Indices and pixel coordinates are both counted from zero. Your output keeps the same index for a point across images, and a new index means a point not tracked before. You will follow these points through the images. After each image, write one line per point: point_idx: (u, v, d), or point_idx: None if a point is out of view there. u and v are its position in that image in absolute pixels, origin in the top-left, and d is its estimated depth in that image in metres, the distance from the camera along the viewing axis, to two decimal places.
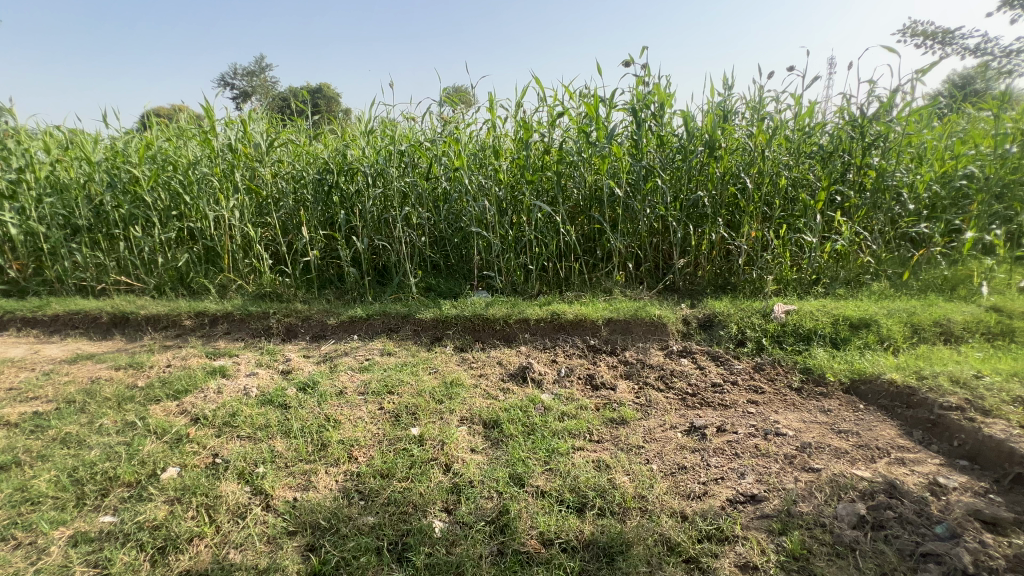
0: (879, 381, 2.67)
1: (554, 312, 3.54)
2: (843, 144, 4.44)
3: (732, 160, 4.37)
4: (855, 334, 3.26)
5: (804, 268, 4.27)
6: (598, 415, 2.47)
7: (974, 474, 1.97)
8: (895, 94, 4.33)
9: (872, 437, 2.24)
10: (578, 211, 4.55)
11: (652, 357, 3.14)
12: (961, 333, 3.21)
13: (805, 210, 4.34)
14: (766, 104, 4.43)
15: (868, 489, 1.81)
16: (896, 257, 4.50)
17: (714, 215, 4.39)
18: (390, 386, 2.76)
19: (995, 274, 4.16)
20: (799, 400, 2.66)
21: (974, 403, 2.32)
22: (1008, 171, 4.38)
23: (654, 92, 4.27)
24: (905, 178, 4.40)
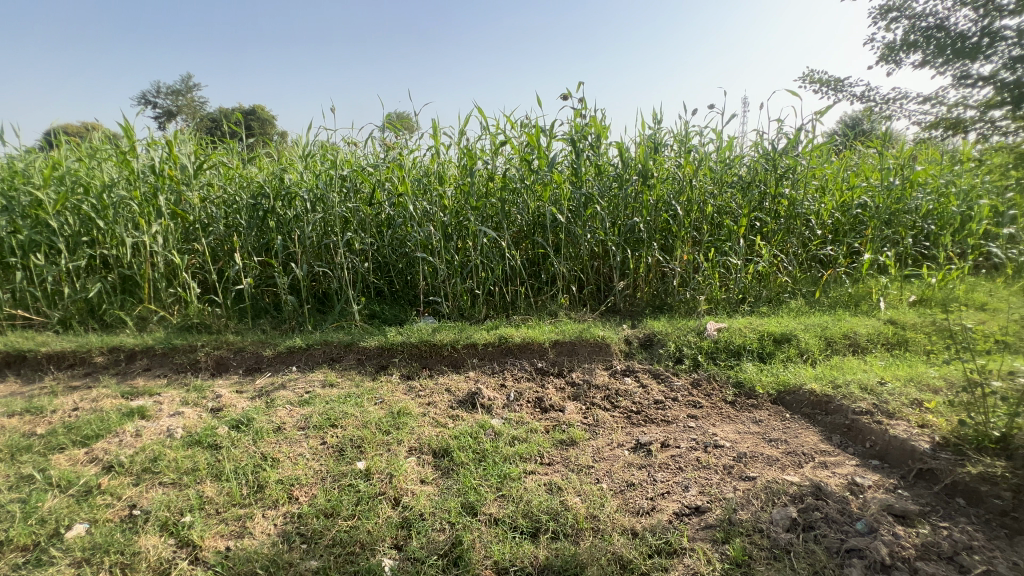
0: (801, 391, 2.90)
1: (502, 336, 3.56)
2: (759, 175, 4.88)
3: (664, 189, 4.69)
4: (779, 348, 3.54)
5: (731, 288, 4.60)
6: (548, 437, 2.49)
7: (885, 472, 2.18)
8: (800, 132, 4.86)
9: (799, 443, 2.43)
10: (521, 236, 4.66)
11: (598, 377, 3.22)
12: (866, 344, 3.58)
13: (729, 235, 4.70)
14: (691, 138, 4.81)
15: (798, 493, 1.95)
16: (809, 277, 4.98)
17: (649, 240, 4.65)
18: (333, 419, 2.63)
19: (890, 290, 4.68)
20: (733, 413, 2.83)
21: (880, 407, 2.58)
22: (893, 201, 5.02)
23: (591, 123, 4.51)
24: (812, 207, 4.91)
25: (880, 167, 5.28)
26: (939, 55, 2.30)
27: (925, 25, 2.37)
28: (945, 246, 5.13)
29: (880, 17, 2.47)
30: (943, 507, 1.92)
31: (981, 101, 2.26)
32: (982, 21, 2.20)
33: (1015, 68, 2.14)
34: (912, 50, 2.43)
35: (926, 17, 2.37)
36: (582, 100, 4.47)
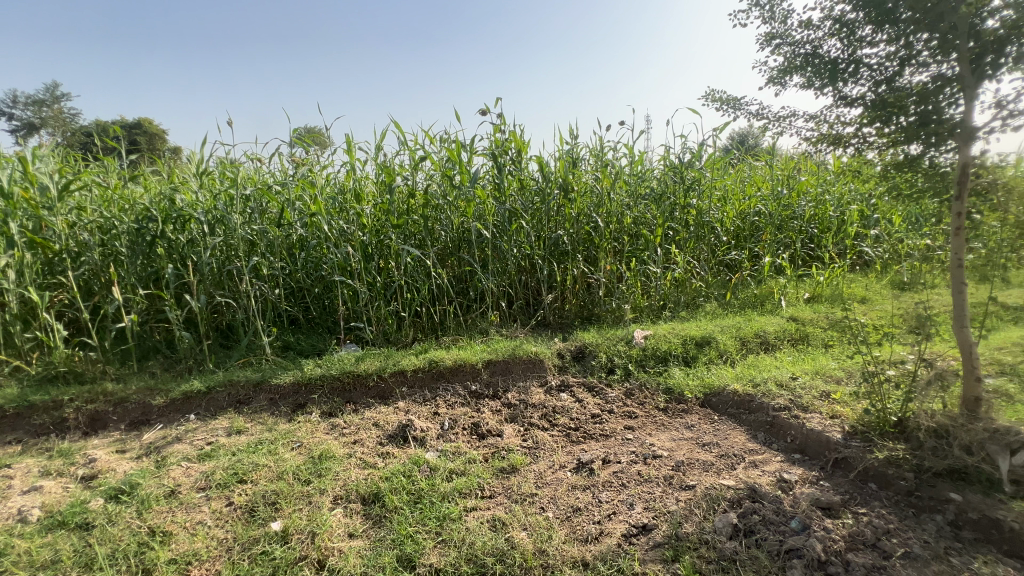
0: (725, 392, 3.03)
1: (432, 360, 3.37)
2: (669, 187, 5.16)
3: (584, 202, 4.80)
4: (701, 351, 3.70)
5: (653, 295, 4.79)
6: (488, 467, 2.36)
7: (807, 465, 2.30)
8: (701, 146, 5.23)
9: (729, 445, 2.51)
10: (446, 253, 4.51)
11: (534, 396, 3.15)
12: (774, 341, 3.85)
13: (646, 245, 4.90)
14: (606, 152, 4.98)
15: (736, 497, 1.98)
16: (719, 280, 5.33)
17: (574, 252, 4.72)
18: (241, 472, 2.30)
19: (789, 289, 5.13)
20: (667, 420, 2.88)
21: (795, 402, 2.75)
22: (781, 208, 5.57)
23: (511, 138, 4.52)
24: (717, 215, 5.29)
25: (769, 179, 5.84)
26: (817, 78, 2.56)
27: (804, 52, 2.62)
28: (827, 247, 5.75)
29: (764, 44, 2.70)
30: (860, 493, 2.05)
31: (854, 119, 2.53)
32: (848, 50, 2.48)
33: (878, 90, 2.43)
34: (794, 73, 2.68)
35: (804, 45, 2.62)
36: (501, 115, 4.47)
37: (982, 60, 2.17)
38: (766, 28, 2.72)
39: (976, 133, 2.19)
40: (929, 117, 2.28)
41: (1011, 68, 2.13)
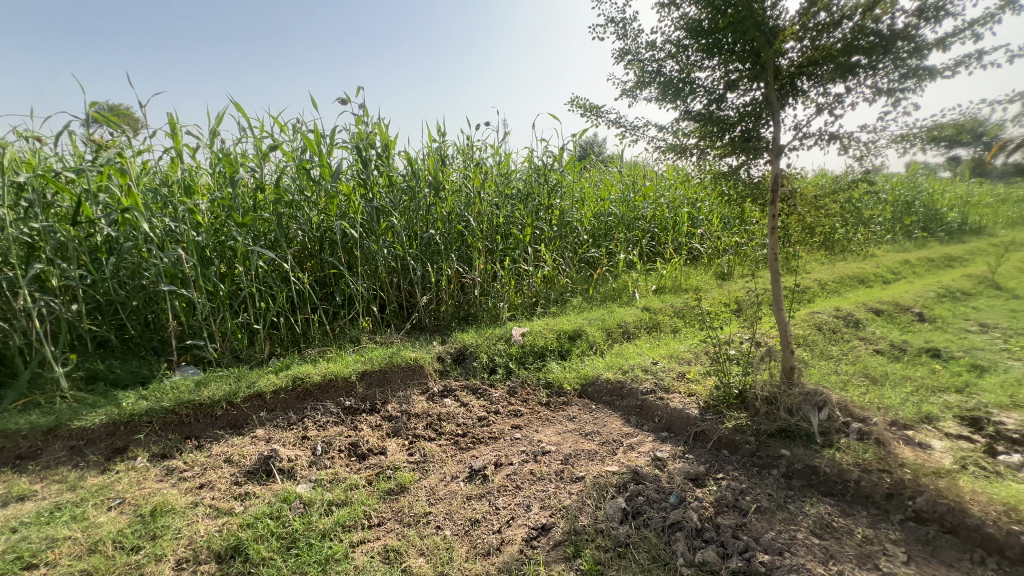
0: (599, 381, 3.23)
1: (297, 377, 2.97)
2: (534, 187, 5.34)
3: (455, 201, 4.72)
4: (573, 344, 3.90)
5: (525, 293, 4.93)
6: (373, 491, 2.14)
7: (674, 441, 2.55)
8: (562, 151, 5.53)
9: (608, 432, 2.67)
10: (306, 255, 4.04)
11: (416, 404, 2.97)
12: (634, 330, 4.24)
13: (517, 244, 5.00)
14: (475, 151, 4.95)
15: (621, 481, 2.10)
16: (583, 276, 5.70)
17: (447, 252, 4.61)
18: (31, 554, 1.73)
19: (640, 282, 5.72)
20: (550, 414, 2.96)
21: (658, 384, 3.04)
22: (629, 210, 6.18)
23: (375, 131, 4.22)
24: (579, 216, 5.64)
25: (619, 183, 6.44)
26: (663, 94, 2.84)
27: (651, 69, 2.89)
28: (667, 244, 6.56)
29: (618, 58, 2.92)
30: (717, 460, 2.33)
31: (693, 132, 2.88)
32: (685, 71, 2.79)
33: (710, 109, 2.78)
34: (643, 87, 2.94)
35: (650, 62, 2.89)
36: (362, 106, 4.14)
37: (785, 90, 2.62)
38: (620, 43, 2.94)
39: (782, 150, 2.65)
40: (748, 134, 2.69)
41: (802, 99, 2.61)
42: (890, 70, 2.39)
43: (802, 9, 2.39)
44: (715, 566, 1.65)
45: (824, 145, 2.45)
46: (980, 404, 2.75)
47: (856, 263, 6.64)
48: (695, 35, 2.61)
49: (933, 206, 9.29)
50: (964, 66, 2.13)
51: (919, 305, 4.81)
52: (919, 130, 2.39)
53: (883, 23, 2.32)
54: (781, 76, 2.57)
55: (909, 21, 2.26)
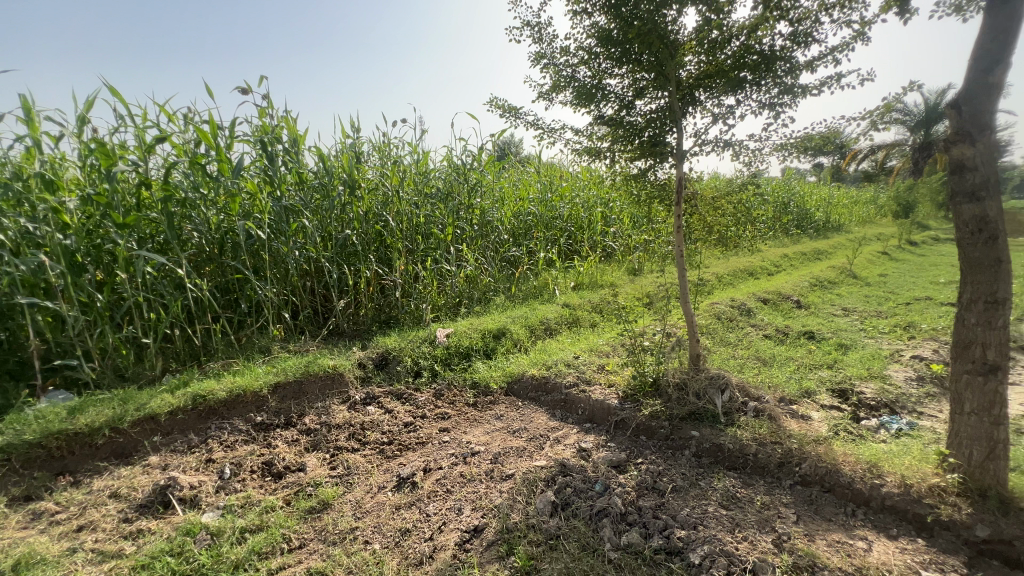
0: (525, 378, 3.28)
1: (197, 395, 2.69)
2: (453, 186, 5.29)
3: (372, 200, 4.54)
4: (498, 342, 3.92)
5: (448, 294, 4.88)
6: (292, 512, 2.01)
7: (597, 431, 2.67)
8: (481, 151, 5.54)
9: (535, 427, 2.73)
10: (204, 259, 3.66)
11: (336, 414, 2.82)
12: (555, 326, 4.37)
13: (438, 244, 4.92)
14: (391, 148, 4.80)
15: (549, 475, 2.16)
16: (505, 275, 5.75)
17: (365, 253, 4.42)
18: None
19: (560, 280, 5.90)
20: (477, 414, 2.96)
21: (580, 377, 3.16)
22: (547, 210, 6.35)
23: (282, 125, 3.93)
24: (499, 216, 5.69)
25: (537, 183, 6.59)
26: (577, 98, 2.95)
27: (566, 74, 2.98)
28: (583, 242, 6.84)
29: (534, 61, 2.98)
30: (636, 446, 2.48)
31: (606, 136, 3.02)
32: (597, 77, 2.93)
33: (620, 115, 2.94)
34: (559, 91, 3.04)
35: (564, 67, 2.99)
36: (265, 97, 3.83)
37: (685, 100, 2.84)
38: (536, 47, 3.00)
39: (684, 155, 2.87)
40: (655, 140, 2.89)
41: (700, 108, 2.85)
42: (771, 86, 2.69)
43: (698, 26, 2.61)
44: (639, 546, 1.75)
45: (720, 152, 2.70)
46: (846, 378, 3.19)
47: (745, 257, 7.40)
48: (605, 44, 2.74)
49: (804, 207, 10.64)
50: (828, 85, 2.46)
51: (797, 294, 5.47)
52: (795, 140, 2.72)
53: (764, 44, 2.60)
54: (682, 86, 2.78)
55: (785, 43, 2.56)
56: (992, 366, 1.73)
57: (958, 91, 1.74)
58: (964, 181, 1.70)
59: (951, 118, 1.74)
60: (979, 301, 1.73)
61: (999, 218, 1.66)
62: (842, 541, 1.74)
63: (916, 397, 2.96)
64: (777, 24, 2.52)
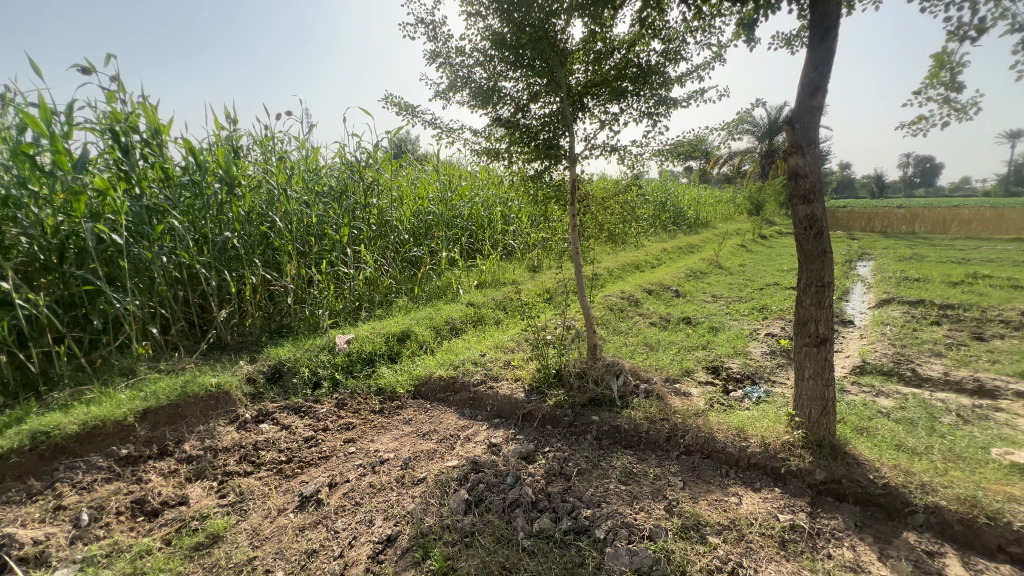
0: (432, 379, 3.25)
1: (39, 433, 2.28)
2: (348, 185, 5.04)
3: (254, 199, 4.15)
4: (403, 345, 3.83)
5: (347, 298, 4.65)
6: (174, 552, 1.81)
7: (506, 425, 2.74)
8: (376, 148, 5.35)
9: (445, 428, 2.72)
10: (39, 269, 3.07)
11: (223, 437, 2.56)
12: (461, 325, 4.38)
13: (333, 245, 4.65)
14: (275, 143, 4.43)
15: (461, 474, 2.18)
16: (406, 276, 5.61)
17: (249, 257, 4.04)
18: None
19: (463, 279, 5.91)
20: (385, 421, 2.88)
21: (488, 374, 3.22)
22: (448, 209, 6.32)
23: (138, 112, 3.43)
24: (398, 215, 5.53)
25: (437, 182, 6.52)
26: (474, 99, 2.98)
27: (462, 74, 3.00)
28: (484, 241, 6.92)
29: (430, 60, 2.96)
30: (543, 436, 2.60)
31: (503, 138, 3.10)
32: (493, 80, 2.99)
33: (516, 117, 3.03)
34: (455, 91, 3.04)
35: (460, 68, 3.00)
36: (114, 79, 3.31)
37: (576, 107, 3.02)
38: (431, 45, 2.98)
39: (576, 158, 3.06)
40: (550, 142, 3.03)
41: (589, 114, 3.04)
42: (649, 97, 2.97)
43: (584, 38, 2.79)
44: (550, 530, 1.84)
45: (607, 156, 2.92)
46: (717, 356, 3.64)
47: (632, 252, 8.06)
48: (500, 47, 2.81)
49: (678, 206, 11.88)
50: (695, 99, 2.79)
51: (676, 285, 6.10)
52: (670, 147, 3.03)
53: (642, 59, 2.87)
54: (572, 93, 2.96)
55: (659, 59, 2.84)
56: (822, 338, 2.10)
57: (791, 110, 2.08)
58: (798, 186, 2.04)
59: (787, 134, 2.07)
60: (811, 286, 2.09)
61: (824, 217, 2.03)
62: (720, 498, 2.00)
63: (770, 368, 3.48)
64: (652, 42, 2.79)
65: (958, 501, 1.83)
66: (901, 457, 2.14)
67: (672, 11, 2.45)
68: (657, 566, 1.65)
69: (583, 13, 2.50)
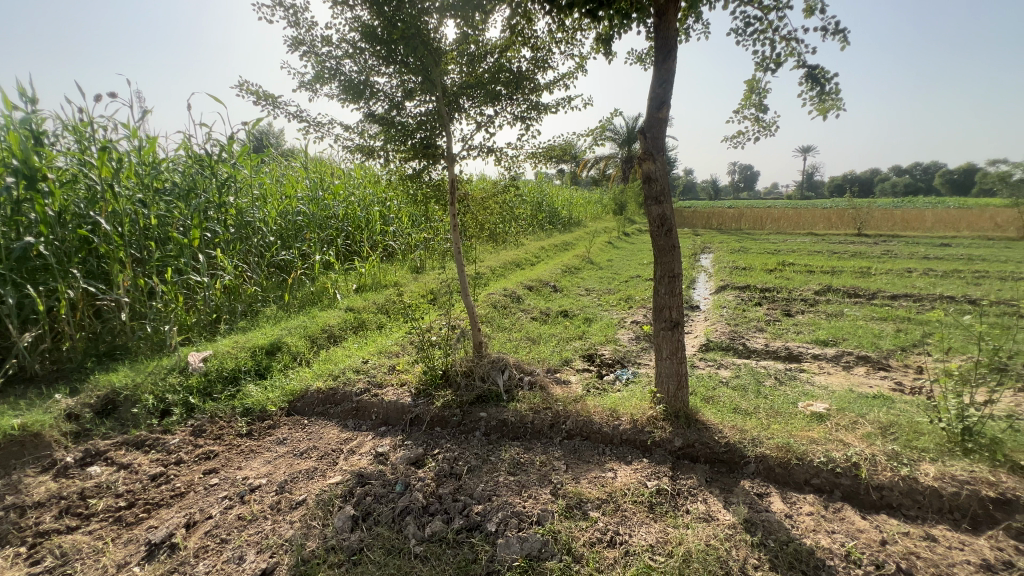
0: (309, 393, 3.01)
1: None
2: (196, 181, 4.41)
3: (67, 196, 3.42)
4: (273, 358, 3.48)
5: (201, 309, 4.08)
6: None
7: (393, 432, 2.65)
8: (230, 140, 4.77)
9: (326, 443, 2.54)
10: None
11: (36, 489, 2.08)
12: (340, 332, 4.12)
13: (180, 250, 4.04)
14: (95, 129, 3.70)
15: (345, 489, 2.06)
16: (274, 282, 5.09)
17: (64, 267, 3.34)
18: None
19: (340, 283, 5.55)
20: (254, 444, 2.59)
21: (371, 382, 3.07)
22: (320, 208, 5.87)
23: None
24: (262, 215, 5.00)
25: (306, 180, 6.03)
26: (344, 93, 2.82)
27: (329, 65, 2.81)
28: (363, 242, 6.57)
29: (292, 48, 2.73)
30: (432, 438, 2.57)
31: (378, 135, 2.98)
32: (364, 74, 2.86)
33: (391, 114, 2.93)
34: (323, 83, 2.85)
35: (327, 58, 2.81)
36: None
37: (453, 106, 3.02)
38: (292, 32, 2.75)
39: (455, 158, 3.07)
40: (427, 142, 3.00)
41: (465, 115, 3.07)
42: (521, 102, 3.10)
43: (457, 39, 2.81)
44: (442, 532, 1.83)
45: (484, 157, 2.98)
46: (592, 345, 3.95)
47: (513, 251, 8.34)
48: (370, 40, 2.69)
49: (553, 207, 12.59)
50: (562, 106, 2.98)
51: (553, 280, 6.46)
52: (543, 150, 3.19)
53: (513, 64, 2.98)
54: (448, 93, 2.95)
55: (528, 66, 2.98)
56: (674, 322, 2.40)
57: (643, 120, 2.34)
58: (651, 188, 2.30)
59: (641, 142, 2.32)
60: (665, 277, 2.36)
61: (672, 216, 2.32)
62: (598, 475, 2.18)
63: (636, 352, 3.87)
64: (522, 49, 2.91)
65: (777, 448, 2.23)
66: (737, 419, 2.54)
67: (539, 21, 2.59)
68: (545, 548, 1.74)
69: (454, 13, 2.51)
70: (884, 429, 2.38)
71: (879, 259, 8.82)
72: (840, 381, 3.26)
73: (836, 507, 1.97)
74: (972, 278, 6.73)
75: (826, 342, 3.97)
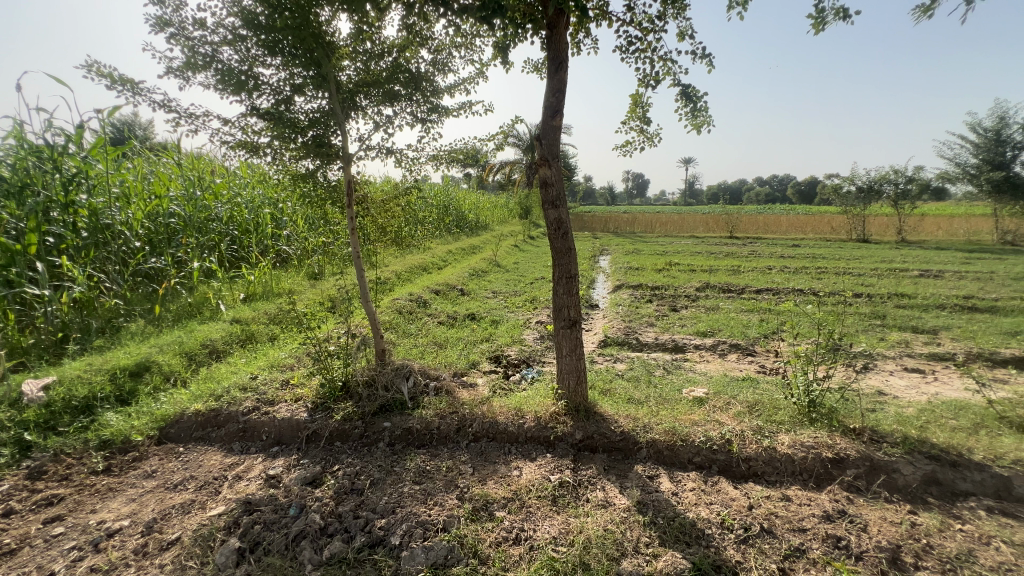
0: (185, 418, 2.68)
1: None
2: (31, 177, 3.73)
3: None
4: (138, 381, 3.04)
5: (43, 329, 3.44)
6: None
7: (287, 452, 2.45)
8: (80, 129, 4.10)
9: (206, 471, 2.28)
10: None
11: None
12: (224, 347, 3.72)
13: (11, 259, 3.42)
14: None
15: (230, 520, 1.86)
16: (140, 294, 4.45)
17: None
18: None
19: (223, 293, 4.99)
20: (113, 482, 2.23)
21: (261, 399, 2.81)
22: (199, 209, 5.21)
23: None
24: (123, 215, 4.31)
25: (180, 177, 5.37)
26: (222, 83, 2.55)
27: (202, 51, 2.53)
28: (251, 247, 5.91)
29: (155, 29, 2.42)
30: (331, 454, 2.42)
31: (264, 131, 2.74)
32: (246, 65, 2.61)
33: (279, 109, 2.71)
34: (196, 71, 2.55)
35: (201, 44, 2.53)
36: None
37: (348, 103, 2.86)
38: (156, 10, 2.43)
39: (351, 159, 2.93)
40: (320, 140, 2.82)
41: (361, 114, 2.94)
42: (421, 103, 3.04)
43: (352, 34, 2.69)
44: (342, 553, 1.73)
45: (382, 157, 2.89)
46: (499, 346, 4.01)
47: (419, 255, 8.19)
48: (253, 28, 2.47)
49: (460, 210, 12.60)
50: (462, 109, 2.99)
51: (461, 284, 6.45)
52: (445, 153, 3.17)
53: (411, 65, 2.92)
54: (342, 90, 2.81)
55: (428, 68, 2.93)
56: (573, 320, 2.52)
57: (539, 126, 2.42)
58: (548, 193, 2.39)
59: (537, 147, 2.41)
60: (563, 277, 2.46)
61: (568, 221, 2.42)
62: (504, 475, 2.21)
63: (541, 351, 4.00)
64: (420, 50, 2.87)
65: (665, 433, 2.44)
66: (631, 408, 2.73)
67: (437, 23, 2.57)
68: (451, 555, 1.72)
69: (346, 7, 2.39)
70: (750, 407, 2.71)
71: (746, 258, 10.11)
72: (716, 367, 3.66)
73: (713, 481, 2.20)
74: (816, 274, 7.96)
75: (705, 333, 4.44)
